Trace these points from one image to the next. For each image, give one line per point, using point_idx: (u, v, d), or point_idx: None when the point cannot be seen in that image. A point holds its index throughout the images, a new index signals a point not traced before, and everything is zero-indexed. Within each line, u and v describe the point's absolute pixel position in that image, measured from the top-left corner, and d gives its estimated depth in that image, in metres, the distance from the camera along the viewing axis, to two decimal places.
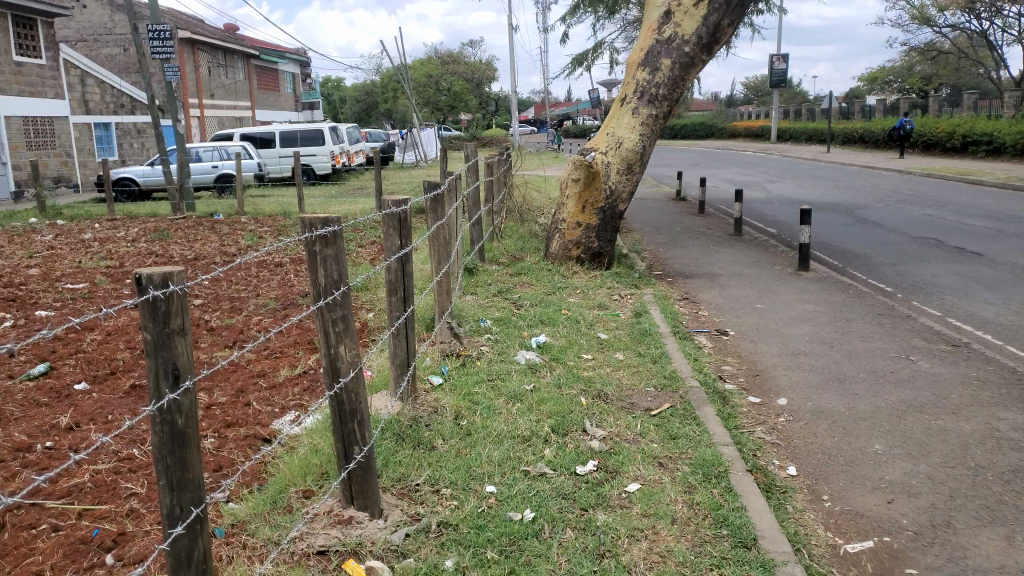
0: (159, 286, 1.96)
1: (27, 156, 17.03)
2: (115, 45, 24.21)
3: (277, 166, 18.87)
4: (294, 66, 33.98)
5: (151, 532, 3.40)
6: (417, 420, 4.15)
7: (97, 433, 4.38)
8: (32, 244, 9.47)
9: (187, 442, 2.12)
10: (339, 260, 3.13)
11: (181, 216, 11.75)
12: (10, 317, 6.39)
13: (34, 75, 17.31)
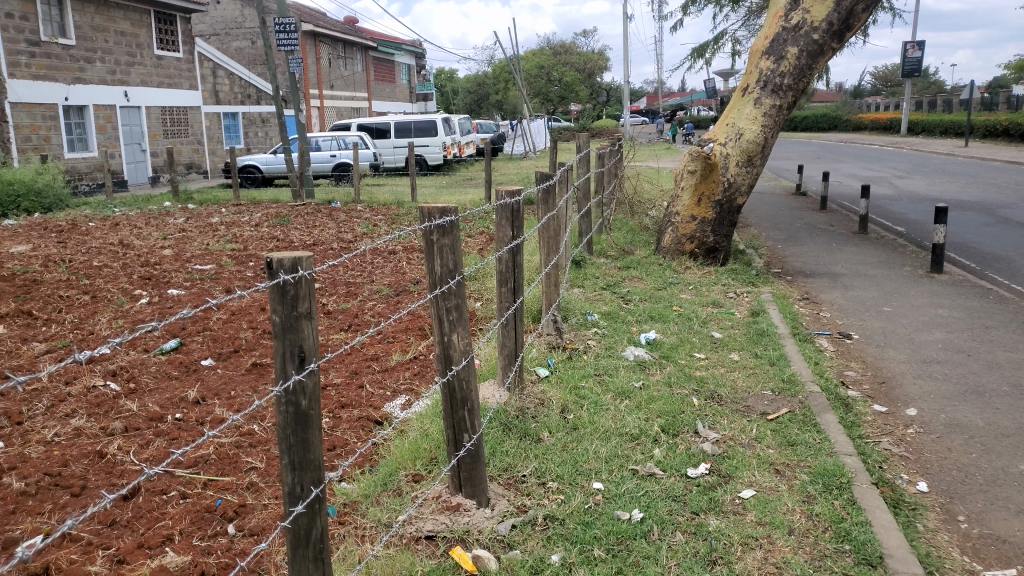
0: (289, 270, 2.03)
1: (164, 144, 18.22)
2: (245, 38, 25.49)
3: (392, 156, 19.29)
4: (409, 58, 34.79)
5: (269, 506, 3.55)
6: (524, 411, 4.14)
7: (222, 408, 4.62)
8: (167, 227, 10.08)
9: (309, 423, 2.18)
10: (455, 250, 3.16)
11: (302, 204, 12.24)
12: (146, 294, 6.82)
13: (172, 67, 18.43)
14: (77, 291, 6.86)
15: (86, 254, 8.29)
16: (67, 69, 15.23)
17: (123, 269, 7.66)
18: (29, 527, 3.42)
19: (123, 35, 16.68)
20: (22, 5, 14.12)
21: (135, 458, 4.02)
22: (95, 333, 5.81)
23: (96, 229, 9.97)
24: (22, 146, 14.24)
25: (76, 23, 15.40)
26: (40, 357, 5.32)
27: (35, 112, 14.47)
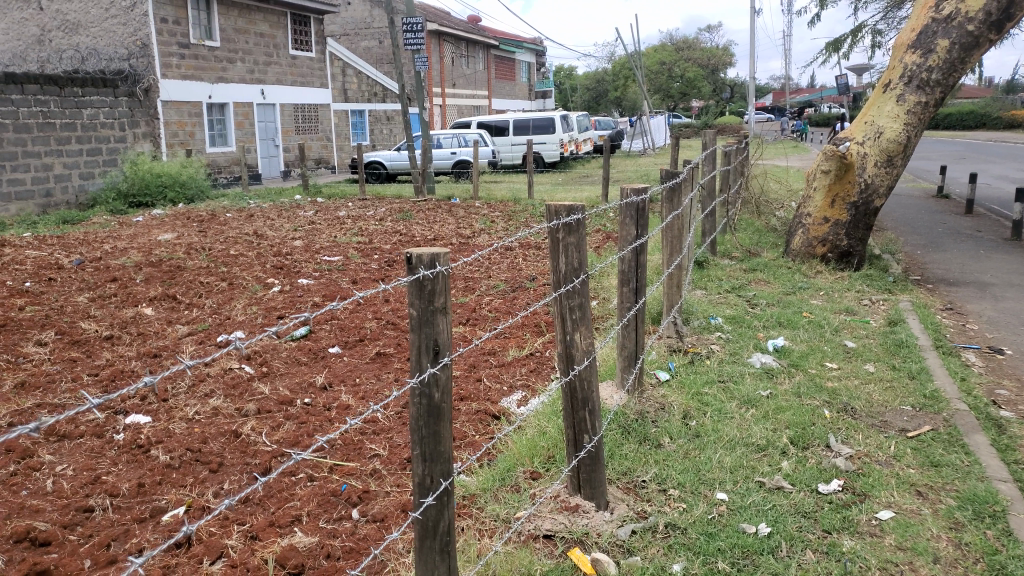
0: (427, 265, 2.08)
1: (295, 140, 19.17)
2: (373, 38, 26.38)
3: (509, 154, 19.54)
4: (530, 55, 35.04)
5: (391, 494, 3.64)
6: (644, 415, 4.05)
7: (347, 395, 4.78)
8: (298, 219, 10.59)
9: (441, 415, 2.22)
10: (580, 248, 3.12)
11: (423, 199, 12.53)
12: (278, 282, 7.17)
13: (306, 67, 19.30)
14: (216, 277, 7.28)
15: (224, 243, 8.79)
16: (212, 69, 16.23)
17: (258, 258, 8.07)
18: (173, 498, 3.65)
19: (263, 37, 17.62)
20: (175, 10, 15.15)
21: (267, 439, 4.22)
22: (231, 318, 6.16)
23: (234, 219, 10.57)
24: (170, 141, 15.28)
25: (221, 25, 16.37)
26: (183, 339, 5.69)
27: (183, 110, 15.49)
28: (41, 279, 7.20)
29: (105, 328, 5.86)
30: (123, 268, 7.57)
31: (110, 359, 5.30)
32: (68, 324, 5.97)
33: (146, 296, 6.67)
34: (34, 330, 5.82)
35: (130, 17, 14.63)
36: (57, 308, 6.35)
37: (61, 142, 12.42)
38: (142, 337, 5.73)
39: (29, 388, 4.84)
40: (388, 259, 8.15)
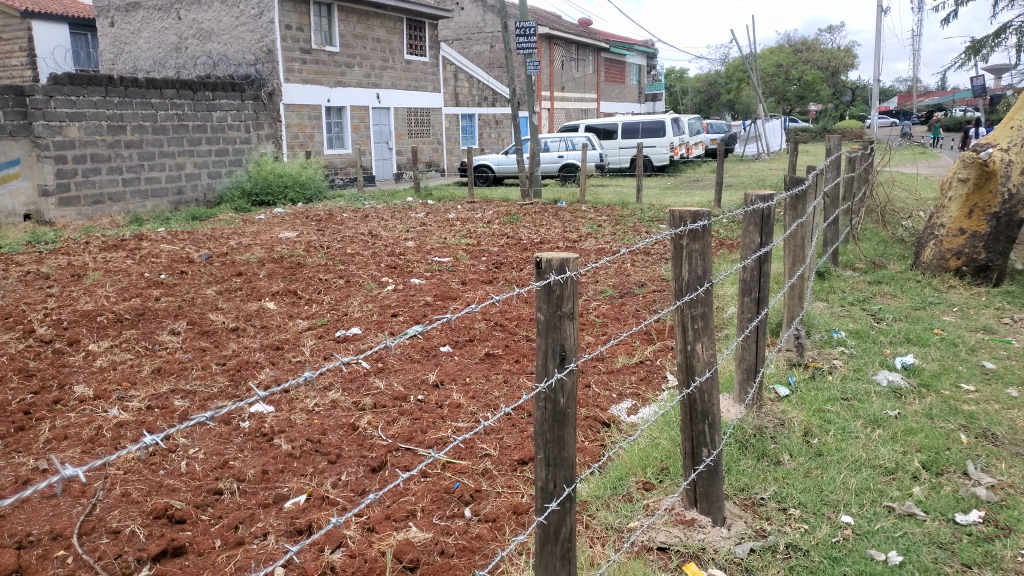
0: (557, 270, 2.08)
1: (408, 143, 19.71)
2: (484, 42, 26.75)
3: (617, 157, 19.38)
4: (641, 58, 34.69)
5: (502, 494, 3.68)
6: (762, 430, 3.94)
7: (458, 394, 4.89)
8: (410, 220, 10.86)
9: (565, 421, 2.21)
10: (705, 256, 3.07)
11: (531, 203, 12.61)
12: (391, 281, 7.38)
13: (419, 71, 19.78)
14: (334, 275, 7.57)
15: (341, 243, 9.12)
16: (331, 74, 16.88)
17: (372, 258, 8.33)
18: (294, 486, 3.81)
19: (379, 42, 18.18)
20: (299, 17, 15.85)
21: (383, 433, 4.35)
22: (348, 314, 6.38)
23: (350, 219, 10.95)
24: (291, 143, 16.02)
25: (341, 31, 16.99)
26: (304, 333, 5.94)
27: (304, 113, 16.19)
28: (175, 271, 7.67)
29: (231, 321, 6.19)
30: (248, 263, 7.97)
31: (237, 350, 5.59)
32: (198, 315, 6.34)
33: (269, 291, 7.01)
34: (168, 320, 6.21)
35: (258, 24, 15.43)
36: (188, 299, 6.74)
37: (194, 143, 13.23)
38: (265, 329, 6.02)
39: (164, 373, 5.17)
40: (496, 261, 8.24)
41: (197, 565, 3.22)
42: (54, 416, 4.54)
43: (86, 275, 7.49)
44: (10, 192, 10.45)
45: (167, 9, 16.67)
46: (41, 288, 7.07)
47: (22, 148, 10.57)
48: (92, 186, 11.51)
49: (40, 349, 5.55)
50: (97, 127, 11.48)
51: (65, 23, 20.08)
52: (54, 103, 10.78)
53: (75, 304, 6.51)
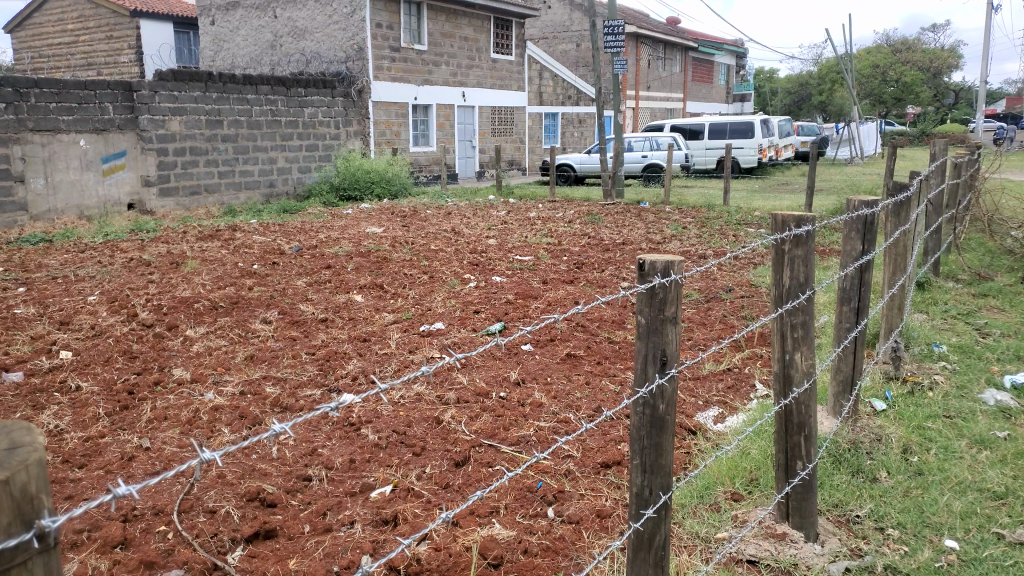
0: (661, 273, 2.04)
1: (491, 142, 19.89)
2: (570, 41, 26.67)
3: (703, 158, 19.11)
4: (729, 57, 33.96)
5: (585, 497, 3.65)
6: (858, 445, 3.79)
7: (540, 393, 4.88)
8: (491, 218, 10.93)
9: (664, 428, 2.17)
10: (807, 263, 2.97)
11: (613, 203, 12.50)
12: (473, 278, 7.44)
13: (504, 70, 19.88)
14: (418, 270, 7.68)
15: (425, 239, 9.24)
16: (419, 72, 17.15)
17: (454, 255, 8.40)
18: (381, 477, 3.88)
19: (466, 41, 18.35)
20: (390, 16, 16.15)
21: (466, 429, 4.39)
22: (431, 310, 6.46)
23: (434, 216, 11.09)
24: (378, 139, 16.36)
25: (429, 30, 17.23)
26: (389, 326, 6.05)
27: (391, 110, 16.50)
28: (267, 262, 7.93)
29: (320, 312, 6.36)
30: (336, 257, 8.18)
31: (326, 340, 5.74)
32: (289, 305, 6.54)
33: (356, 284, 7.17)
34: (261, 309, 6.43)
35: (350, 23, 15.81)
36: (280, 290, 6.96)
37: (286, 138, 13.66)
38: (353, 321, 6.16)
39: (256, 361, 5.35)
40: (578, 261, 8.18)
41: (287, 549, 3.31)
42: (155, 397, 4.76)
43: (184, 263, 7.82)
44: (117, 182, 11.05)
45: (265, 8, 17.25)
46: (143, 275, 7.42)
47: (129, 140, 11.14)
48: (190, 178, 12.04)
49: (142, 332, 5.83)
50: (197, 121, 11.99)
51: (170, 21, 20.82)
52: (158, 98, 11.29)
53: (174, 291, 6.80)
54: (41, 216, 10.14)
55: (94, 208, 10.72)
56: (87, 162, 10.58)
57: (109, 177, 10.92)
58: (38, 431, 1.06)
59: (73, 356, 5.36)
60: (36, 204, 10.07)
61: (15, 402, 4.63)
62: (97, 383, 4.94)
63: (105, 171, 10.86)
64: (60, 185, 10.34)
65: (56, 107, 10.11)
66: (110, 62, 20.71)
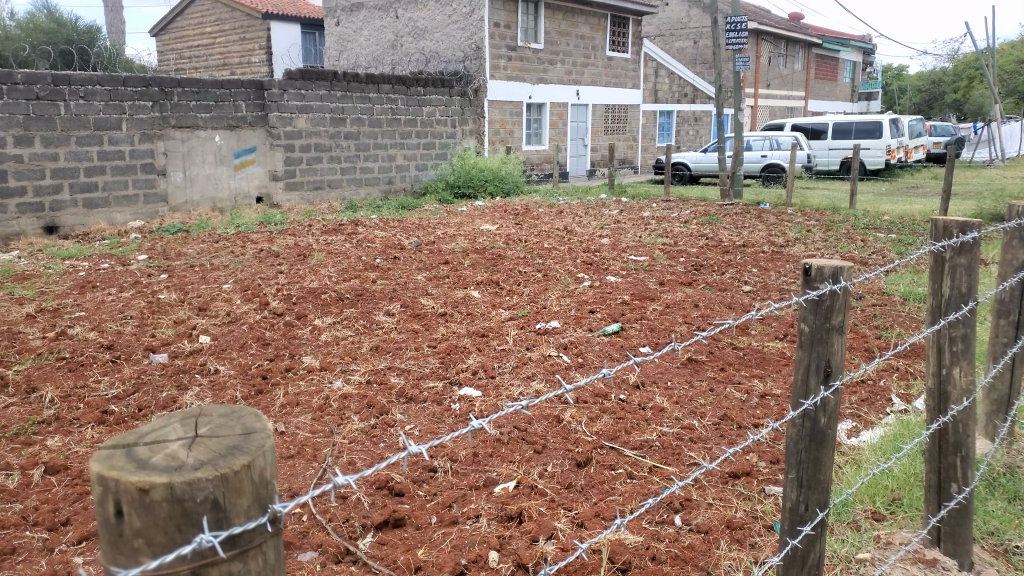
0: (830, 279, 1.96)
1: (604, 140, 19.78)
2: (688, 38, 26.18)
3: (826, 159, 18.33)
4: (856, 54, 32.42)
5: (714, 507, 3.56)
6: (1014, 470, 3.53)
7: (662, 397, 4.79)
8: (604, 217, 10.84)
9: (824, 442, 2.08)
10: (972, 272, 2.77)
11: (731, 203, 12.18)
12: (588, 277, 7.39)
13: (620, 68, 19.68)
14: (533, 268, 7.72)
15: (539, 237, 9.29)
16: (534, 70, 17.24)
17: (569, 253, 8.40)
18: (503, 472, 3.91)
19: (583, 39, 18.31)
20: (508, 15, 16.32)
21: (587, 429, 4.37)
22: (547, 307, 6.48)
23: (546, 214, 11.13)
24: (492, 138, 16.55)
25: (546, 28, 17.30)
26: (506, 322, 6.10)
27: (505, 109, 16.67)
28: (389, 256, 8.16)
29: (440, 306, 6.49)
30: (453, 253, 8.32)
31: (445, 334, 5.85)
32: (410, 299, 6.71)
33: (473, 280, 7.27)
34: (384, 301, 6.61)
35: (469, 22, 16.10)
36: (401, 283, 7.16)
37: (405, 137, 14.04)
38: (471, 316, 6.25)
39: (381, 352, 5.51)
40: (695, 263, 8.01)
41: (416, 538, 3.37)
42: (287, 382, 4.97)
43: (311, 255, 8.15)
44: (247, 177, 11.64)
45: (388, 9, 17.71)
46: (274, 265, 7.78)
47: (259, 137, 11.72)
48: (314, 173, 12.55)
49: (275, 320, 6.10)
50: (322, 119, 12.49)
51: (298, 23, 21.73)
52: (287, 96, 11.82)
53: (303, 281, 7.10)
54: (179, 207, 10.83)
55: (227, 200, 11.34)
56: (221, 157, 11.19)
57: (241, 172, 11.53)
58: (262, 422, 1.26)
59: (212, 341, 5.67)
60: (175, 196, 10.74)
61: (162, 381, 4.94)
62: (234, 367, 5.20)
63: (237, 165, 11.47)
64: (196, 178, 10.98)
65: (196, 105, 10.72)
66: (243, 63, 21.93)
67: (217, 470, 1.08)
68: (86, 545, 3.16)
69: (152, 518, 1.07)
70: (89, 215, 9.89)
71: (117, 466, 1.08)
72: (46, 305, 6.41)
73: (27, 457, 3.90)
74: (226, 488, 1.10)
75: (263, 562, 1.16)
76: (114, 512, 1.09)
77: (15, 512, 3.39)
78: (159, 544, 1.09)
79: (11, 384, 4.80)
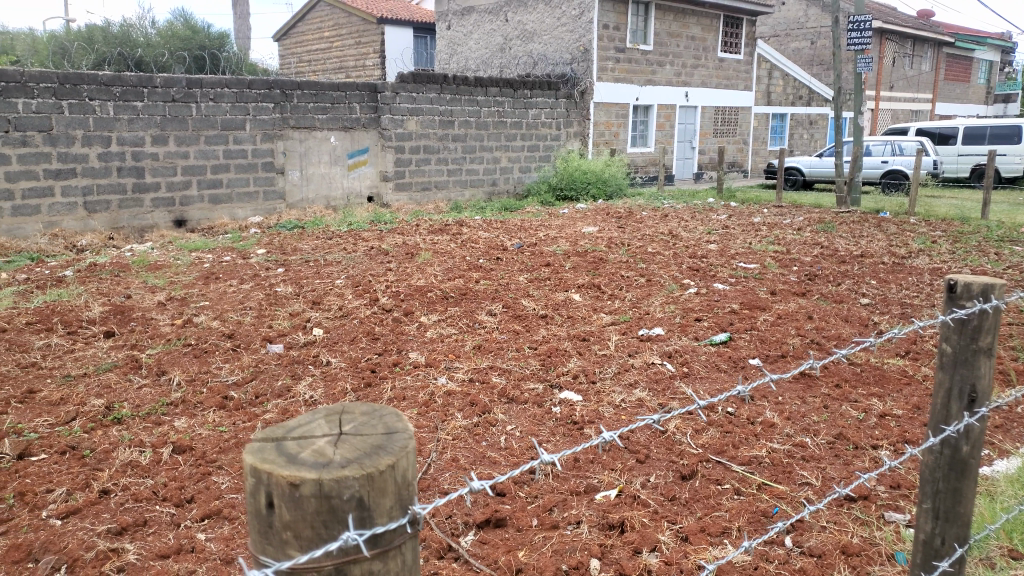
0: (979, 297, 2.16)
1: (713, 143, 19.33)
2: (805, 38, 25.26)
3: (954, 166, 17.28)
4: (993, 53, 30.33)
5: (828, 530, 3.39)
6: None
7: (772, 412, 4.61)
8: (712, 222, 10.60)
9: (964, 472, 2.30)
10: None
11: (848, 211, 11.64)
12: (694, 284, 7.23)
13: (731, 69, 19.17)
14: (636, 273, 7.61)
15: (642, 241, 9.16)
16: (642, 72, 17.04)
17: (674, 258, 8.24)
18: (605, 479, 3.86)
19: (694, 40, 17.96)
20: (618, 17, 16.22)
21: (693, 441, 4.26)
22: (650, 313, 6.37)
23: (650, 218, 10.97)
24: (597, 140, 16.48)
25: (656, 30, 17.08)
26: (608, 327, 6.04)
27: (612, 111, 16.56)
28: (492, 257, 8.24)
29: (542, 308, 6.49)
30: (555, 255, 8.32)
31: (547, 336, 5.84)
32: (512, 300, 6.74)
33: (575, 283, 7.24)
34: (486, 301, 6.68)
35: (578, 25, 16.06)
36: (504, 284, 7.21)
37: (510, 139, 14.15)
38: (572, 320, 6.22)
39: (484, 351, 5.56)
40: (809, 272, 7.69)
41: (516, 540, 3.37)
42: (394, 376, 5.08)
43: (418, 254, 8.32)
44: (360, 176, 12.02)
45: (497, 12, 17.89)
46: (382, 263, 8.00)
47: (372, 138, 12.06)
48: (424, 175, 12.87)
49: (383, 316, 6.27)
50: (432, 121, 12.75)
51: (410, 27, 22.30)
52: (399, 98, 12.12)
53: (410, 279, 7.26)
54: (296, 205, 11.32)
55: (340, 199, 11.76)
56: (336, 157, 11.61)
57: (354, 172, 11.91)
58: (399, 422, 1.45)
59: (325, 334, 5.87)
60: (292, 194, 11.23)
61: (278, 370, 5.16)
62: (344, 360, 5.37)
63: (350, 165, 11.86)
64: (312, 177, 11.42)
65: (314, 107, 11.15)
66: (358, 66, 22.74)
67: (364, 470, 1.27)
68: (209, 522, 3.34)
69: (301, 513, 1.26)
70: (214, 210, 10.48)
71: (270, 461, 1.28)
72: (175, 293, 6.82)
73: (157, 435, 4.15)
74: (370, 487, 1.29)
75: (401, 561, 1.35)
76: (266, 503, 1.29)
77: (146, 486, 3.62)
78: (306, 538, 1.28)
79: (144, 366, 5.13)
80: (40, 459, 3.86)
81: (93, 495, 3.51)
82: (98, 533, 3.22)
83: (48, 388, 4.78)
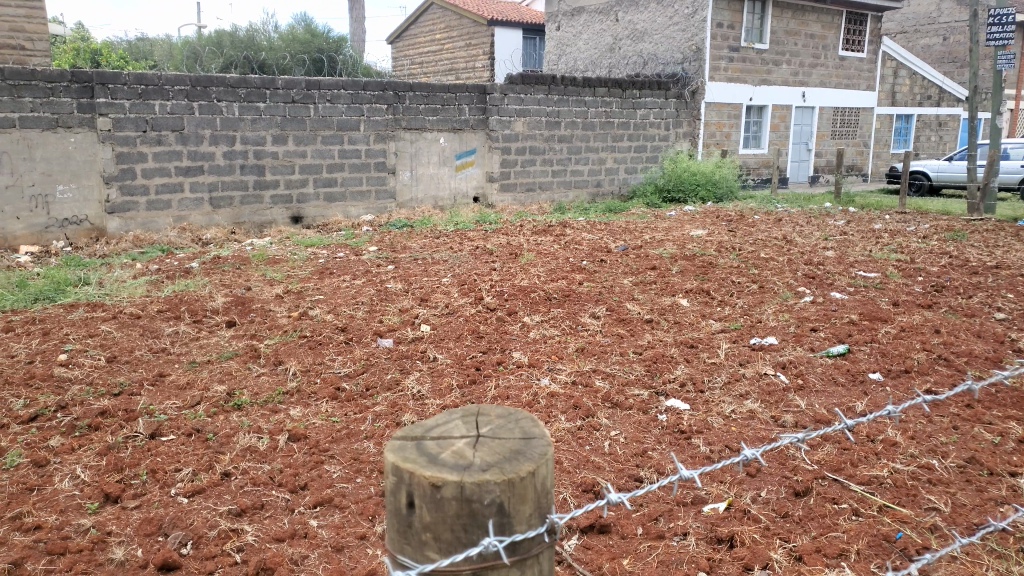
0: None
1: (830, 145, 18.51)
2: (936, 34, 23.91)
3: None
4: None
5: (958, 561, 3.17)
6: None
7: (895, 431, 4.35)
8: (829, 228, 10.15)
9: None
10: None
11: (981, 219, 10.91)
12: (809, 292, 6.93)
13: (853, 68, 18.32)
14: (747, 278, 7.37)
15: (754, 245, 8.86)
16: (757, 72, 16.51)
17: (788, 264, 7.92)
18: (714, 492, 3.75)
19: (812, 38, 17.25)
20: (732, 15, 15.77)
21: (808, 458, 4.06)
22: (763, 322, 6.15)
23: (763, 222, 10.63)
24: (707, 141, 16.08)
25: (772, 28, 16.50)
26: (717, 334, 5.87)
27: (723, 111, 16.13)
28: (597, 258, 8.19)
29: (647, 312, 6.38)
30: (661, 258, 8.16)
31: (652, 341, 5.73)
32: (617, 303, 6.66)
33: (682, 288, 7.08)
34: (591, 303, 6.63)
35: (690, 23, 15.74)
36: (608, 286, 7.14)
37: (616, 139, 14.01)
38: (679, 325, 6.08)
39: (587, 354, 5.51)
40: (936, 283, 7.23)
41: (621, 547, 3.31)
42: (498, 375, 5.11)
43: (523, 255, 8.35)
44: (467, 177, 12.21)
45: (607, 12, 17.73)
46: (488, 262, 8.08)
47: (480, 139, 12.22)
48: (529, 175, 12.93)
49: (488, 314, 6.33)
50: (539, 122, 12.78)
51: (520, 28, 22.45)
52: (507, 99, 12.20)
53: (514, 279, 7.30)
54: (406, 204, 11.61)
55: (447, 199, 11.98)
56: (445, 158, 11.84)
57: (462, 172, 12.11)
58: (532, 427, 1.57)
59: (432, 331, 5.97)
60: (402, 193, 11.53)
61: (387, 364, 5.29)
62: (450, 357, 5.44)
63: (458, 166, 12.07)
64: (422, 177, 11.69)
65: (425, 108, 11.38)
66: (467, 68, 23.11)
67: (504, 476, 1.38)
68: (321, 510, 3.45)
69: (442, 514, 1.39)
70: (329, 208, 10.90)
71: (412, 460, 1.41)
72: (292, 287, 7.12)
73: (274, 423, 4.33)
74: (510, 493, 1.40)
75: (536, 568, 1.48)
76: (406, 502, 1.42)
77: (264, 471, 3.78)
78: (445, 541, 1.41)
79: (262, 356, 5.36)
80: (169, 440, 4.10)
81: (216, 477, 3.69)
82: (220, 513, 3.38)
83: (176, 373, 5.08)
